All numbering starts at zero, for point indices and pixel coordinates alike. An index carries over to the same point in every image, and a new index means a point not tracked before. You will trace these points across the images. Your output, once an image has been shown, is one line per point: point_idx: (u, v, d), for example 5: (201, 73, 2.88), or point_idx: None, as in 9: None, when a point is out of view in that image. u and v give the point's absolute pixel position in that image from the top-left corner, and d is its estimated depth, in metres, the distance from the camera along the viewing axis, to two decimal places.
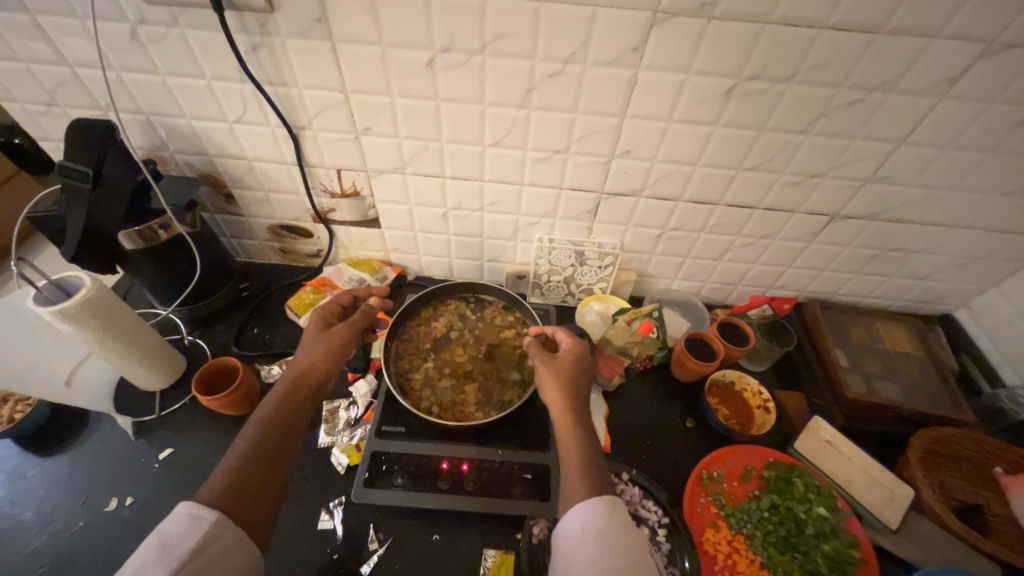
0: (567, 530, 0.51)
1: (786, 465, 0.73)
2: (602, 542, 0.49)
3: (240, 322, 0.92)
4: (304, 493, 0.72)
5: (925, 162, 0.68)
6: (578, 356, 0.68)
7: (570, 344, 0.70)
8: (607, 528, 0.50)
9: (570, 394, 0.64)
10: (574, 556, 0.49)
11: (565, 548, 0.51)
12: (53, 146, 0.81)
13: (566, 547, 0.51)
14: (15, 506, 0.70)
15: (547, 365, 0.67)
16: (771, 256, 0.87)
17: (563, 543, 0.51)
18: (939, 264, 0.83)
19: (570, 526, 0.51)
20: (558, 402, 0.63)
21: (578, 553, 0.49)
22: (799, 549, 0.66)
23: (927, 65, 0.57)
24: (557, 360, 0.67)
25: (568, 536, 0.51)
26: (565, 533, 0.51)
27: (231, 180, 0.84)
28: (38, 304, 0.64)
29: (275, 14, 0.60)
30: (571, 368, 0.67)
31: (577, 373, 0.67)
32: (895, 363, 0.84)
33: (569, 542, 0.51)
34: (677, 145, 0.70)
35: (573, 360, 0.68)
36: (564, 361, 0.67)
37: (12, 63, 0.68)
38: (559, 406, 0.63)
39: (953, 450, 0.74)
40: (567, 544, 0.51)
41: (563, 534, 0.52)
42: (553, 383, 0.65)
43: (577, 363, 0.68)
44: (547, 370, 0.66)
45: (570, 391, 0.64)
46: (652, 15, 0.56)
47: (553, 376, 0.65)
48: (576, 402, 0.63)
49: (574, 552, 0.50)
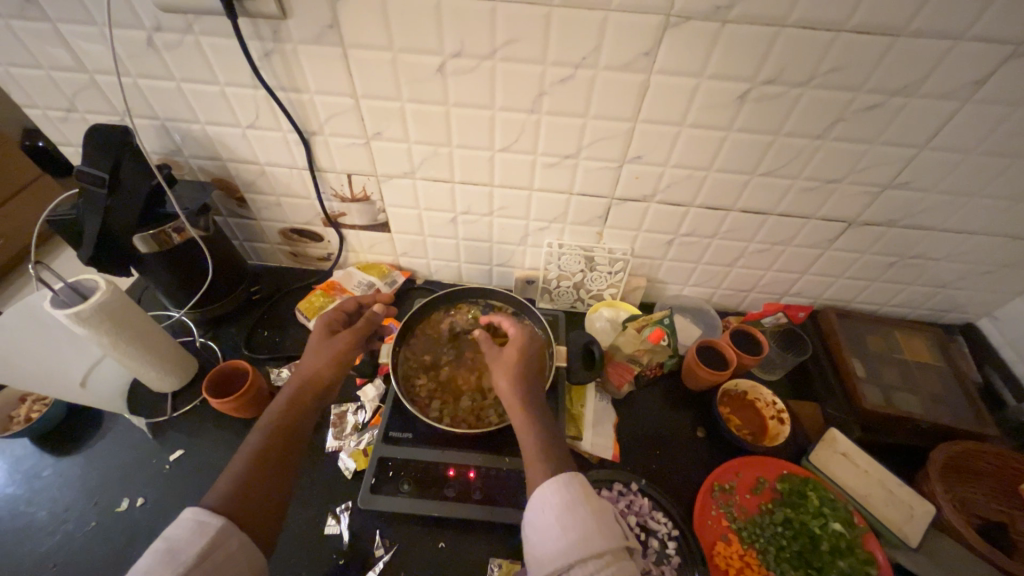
0: (531, 517, 0.53)
1: (799, 478, 0.71)
2: (563, 518, 0.50)
3: (251, 325, 0.93)
4: (311, 497, 0.72)
5: (947, 168, 0.66)
6: (523, 346, 0.69)
7: (516, 336, 0.71)
8: (566, 502, 0.52)
9: (523, 389, 0.64)
10: (541, 543, 0.50)
11: (534, 537, 0.51)
12: (72, 151, 0.83)
13: (533, 535, 0.51)
14: (30, 505, 0.71)
15: (493, 359, 0.69)
16: (786, 263, 0.85)
17: (530, 533, 0.52)
18: (961, 272, 0.81)
19: (533, 512, 0.53)
20: (510, 395, 0.64)
21: (545, 536, 0.50)
22: (813, 565, 0.64)
23: (950, 68, 0.56)
24: (502, 353, 0.69)
25: (534, 524, 0.52)
26: (530, 521, 0.52)
27: (244, 185, 0.85)
28: (54, 306, 0.65)
29: (287, 20, 0.61)
30: (519, 360, 0.67)
31: (526, 362, 0.68)
32: (914, 374, 0.82)
33: (535, 530, 0.51)
34: (691, 149, 0.68)
35: (518, 349, 0.69)
36: (511, 353, 0.68)
37: (33, 70, 0.69)
38: (512, 399, 0.64)
39: (976, 466, 0.71)
40: (533, 532, 0.52)
41: (528, 523, 0.53)
42: (503, 376, 0.66)
43: (524, 352, 0.69)
44: (496, 365, 0.68)
45: (524, 382, 0.65)
46: (666, 19, 0.55)
47: (502, 369, 0.66)
48: (527, 392, 0.64)
49: (541, 537, 0.51)
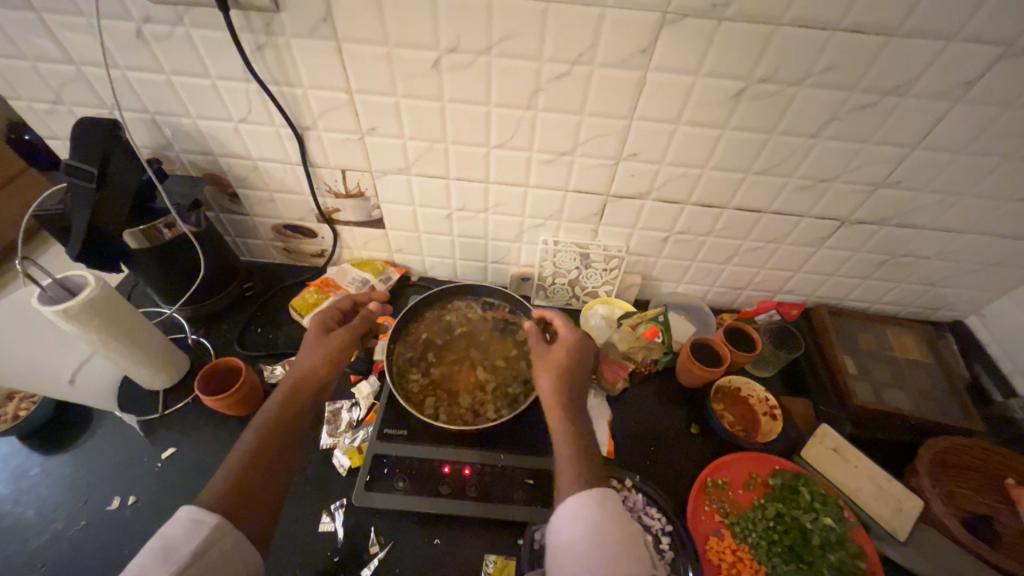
0: (558, 523, 0.53)
1: (792, 474, 0.72)
2: (592, 533, 0.50)
3: (243, 322, 0.92)
4: (305, 495, 0.72)
5: (939, 167, 0.66)
6: (572, 349, 0.68)
7: (566, 337, 0.70)
8: (597, 518, 0.51)
9: (565, 392, 0.64)
10: (566, 551, 0.50)
11: (558, 543, 0.52)
12: (59, 145, 0.81)
13: (558, 540, 0.52)
14: (17, 505, 0.70)
15: (539, 357, 0.68)
16: (779, 260, 0.85)
17: (556, 538, 0.52)
18: (951, 270, 0.82)
19: (562, 519, 0.53)
20: (552, 396, 0.64)
21: (570, 546, 0.50)
22: (805, 559, 0.65)
23: (943, 69, 0.56)
24: (549, 352, 0.68)
25: (560, 530, 0.52)
26: (557, 526, 0.53)
27: (236, 180, 0.84)
28: (41, 303, 0.64)
29: (280, 13, 0.60)
30: (566, 363, 0.67)
31: (573, 366, 0.67)
32: (904, 370, 0.83)
33: (561, 536, 0.51)
34: (686, 147, 0.69)
35: (566, 352, 0.68)
36: (558, 354, 0.68)
37: (18, 62, 0.68)
38: (553, 399, 0.64)
39: (962, 461, 0.73)
40: (559, 538, 0.52)
41: (555, 528, 0.53)
42: (547, 375, 0.66)
43: (571, 355, 0.68)
44: (541, 362, 0.68)
45: (567, 384, 0.65)
46: (663, 16, 0.55)
47: (546, 369, 0.66)
48: (568, 396, 0.64)
49: (566, 546, 0.51)
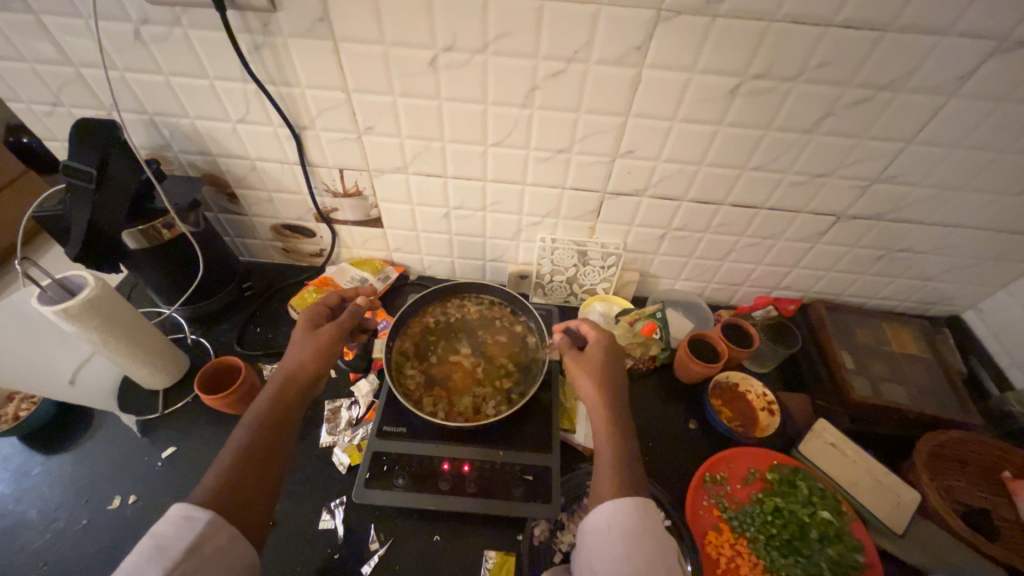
0: (593, 524, 0.52)
1: (789, 468, 0.73)
2: (630, 541, 0.50)
3: (243, 321, 0.93)
4: (305, 492, 0.73)
5: (935, 162, 0.67)
6: (609, 351, 0.68)
7: (599, 340, 0.69)
8: (634, 527, 0.51)
9: (604, 395, 0.63)
10: (602, 555, 0.50)
11: (592, 544, 0.51)
12: (58, 146, 0.81)
13: (592, 542, 0.51)
14: (19, 504, 0.71)
15: (576, 361, 0.68)
16: (776, 256, 0.86)
17: (590, 539, 0.52)
18: (946, 266, 0.82)
19: (597, 521, 0.52)
20: (592, 397, 0.63)
21: (605, 549, 0.50)
22: (803, 554, 0.66)
23: (937, 63, 0.56)
24: (586, 356, 0.68)
25: (596, 533, 0.52)
26: (592, 528, 0.52)
27: (234, 180, 0.84)
28: (41, 303, 0.65)
29: (277, 13, 0.60)
30: (605, 365, 0.67)
31: (609, 367, 0.67)
32: (901, 365, 0.84)
33: (596, 538, 0.51)
34: (680, 144, 0.69)
35: (604, 355, 0.68)
36: (594, 357, 0.67)
37: (17, 63, 0.68)
38: (594, 403, 0.63)
39: (959, 454, 0.73)
40: (593, 540, 0.51)
41: (590, 529, 0.52)
42: (585, 378, 0.65)
43: (607, 356, 0.68)
44: (578, 366, 0.67)
45: (605, 387, 0.64)
46: (656, 14, 0.55)
47: (585, 373, 0.66)
48: (609, 397, 0.63)
49: (600, 547, 0.50)
